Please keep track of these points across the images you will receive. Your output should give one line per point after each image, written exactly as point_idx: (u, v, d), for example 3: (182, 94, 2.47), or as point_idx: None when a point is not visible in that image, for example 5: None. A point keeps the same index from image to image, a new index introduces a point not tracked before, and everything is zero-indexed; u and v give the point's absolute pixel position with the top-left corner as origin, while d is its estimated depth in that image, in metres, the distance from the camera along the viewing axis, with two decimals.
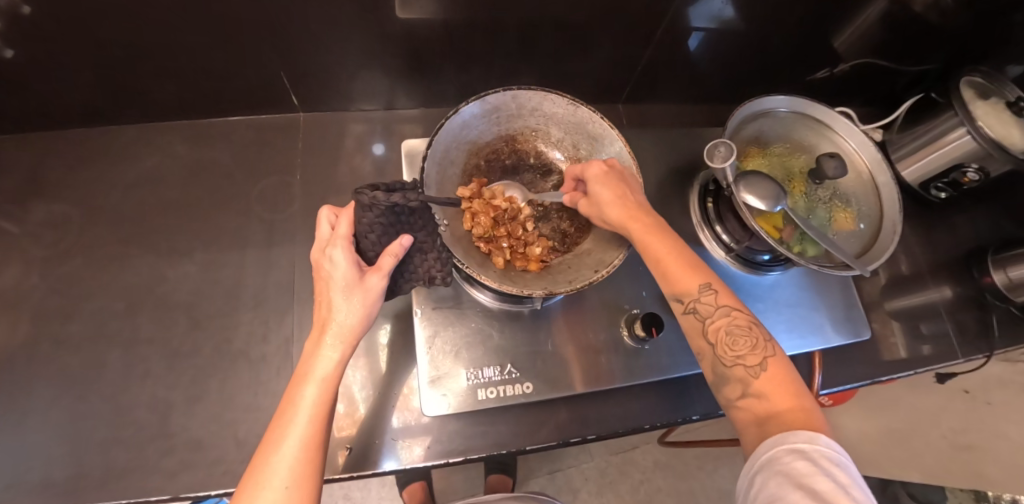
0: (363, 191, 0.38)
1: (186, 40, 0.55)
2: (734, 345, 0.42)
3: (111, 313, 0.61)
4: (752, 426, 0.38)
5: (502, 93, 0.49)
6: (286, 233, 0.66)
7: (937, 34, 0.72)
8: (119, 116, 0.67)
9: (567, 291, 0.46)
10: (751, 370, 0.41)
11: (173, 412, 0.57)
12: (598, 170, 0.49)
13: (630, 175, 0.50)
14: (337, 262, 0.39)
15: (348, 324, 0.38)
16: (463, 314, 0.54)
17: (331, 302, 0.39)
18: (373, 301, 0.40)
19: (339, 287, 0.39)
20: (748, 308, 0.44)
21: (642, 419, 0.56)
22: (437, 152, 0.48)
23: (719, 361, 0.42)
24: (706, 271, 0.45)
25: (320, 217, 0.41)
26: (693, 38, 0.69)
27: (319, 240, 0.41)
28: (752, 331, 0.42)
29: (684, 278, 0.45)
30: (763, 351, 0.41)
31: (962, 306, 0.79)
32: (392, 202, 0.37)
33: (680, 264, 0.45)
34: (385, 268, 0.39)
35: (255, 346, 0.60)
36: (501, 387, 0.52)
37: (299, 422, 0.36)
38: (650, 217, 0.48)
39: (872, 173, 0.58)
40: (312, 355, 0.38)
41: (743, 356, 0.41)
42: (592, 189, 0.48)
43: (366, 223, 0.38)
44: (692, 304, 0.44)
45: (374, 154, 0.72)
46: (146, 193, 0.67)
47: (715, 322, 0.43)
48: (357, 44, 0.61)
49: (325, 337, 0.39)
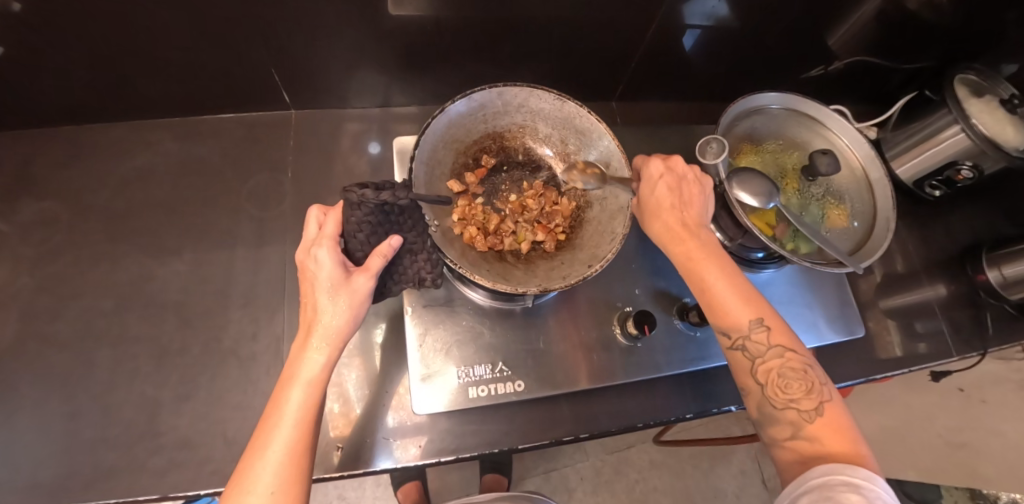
0: (351, 189, 0.37)
1: (176, 37, 0.55)
2: (787, 388, 0.41)
3: (100, 311, 0.60)
4: (797, 465, 0.38)
5: (488, 91, 0.49)
6: (277, 232, 0.66)
7: (931, 32, 0.72)
8: (108, 113, 0.66)
9: (560, 288, 0.45)
10: (804, 414, 0.40)
11: (161, 411, 0.56)
12: (660, 166, 0.50)
13: (693, 179, 0.50)
14: (323, 262, 0.38)
15: (334, 326, 0.37)
16: (454, 313, 0.53)
17: (316, 303, 0.38)
18: (360, 302, 0.39)
19: (325, 288, 0.38)
20: (801, 346, 0.43)
21: (636, 417, 0.56)
22: (424, 152, 0.48)
23: (768, 401, 0.42)
24: (760, 304, 0.45)
25: (307, 216, 0.41)
26: (687, 36, 0.69)
27: (305, 240, 0.40)
28: (808, 375, 0.42)
29: (736, 309, 0.44)
30: (819, 395, 0.41)
31: (956, 303, 0.79)
32: (381, 200, 0.37)
33: (732, 293, 0.45)
34: (373, 269, 0.38)
35: (244, 344, 0.60)
36: (491, 385, 0.51)
37: (284, 425, 0.35)
38: (698, 236, 0.48)
39: (866, 170, 0.58)
40: (298, 358, 0.37)
41: (795, 400, 0.41)
42: (649, 188, 0.50)
43: (354, 221, 0.37)
44: (741, 340, 0.44)
45: (369, 153, 0.71)
46: (134, 191, 0.66)
47: (767, 362, 0.42)
48: (350, 41, 0.60)
49: (311, 339, 0.38)
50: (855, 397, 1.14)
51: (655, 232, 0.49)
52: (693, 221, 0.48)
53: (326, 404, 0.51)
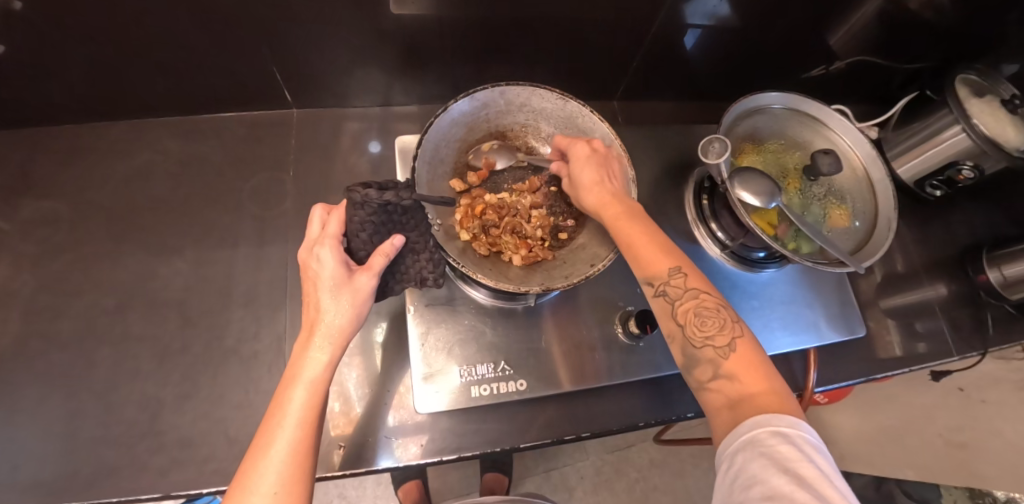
0: (355, 188, 0.37)
1: (178, 35, 0.54)
2: (703, 326, 0.40)
3: (101, 310, 0.60)
4: (726, 410, 0.36)
5: (490, 90, 0.49)
6: (278, 231, 0.66)
7: (933, 32, 0.72)
8: (109, 111, 0.66)
9: (563, 287, 0.45)
10: (721, 350, 0.38)
11: (162, 410, 0.56)
12: (584, 148, 0.49)
13: (613, 158, 0.49)
14: (326, 261, 0.38)
15: (337, 325, 0.37)
16: (456, 312, 0.53)
17: (319, 303, 0.38)
18: (363, 301, 0.39)
19: (327, 287, 0.38)
20: (718, 290, 0.42)
21: (637, 417, 0.56)
22: (427, 151, 0.48)
23: (689, 343, 0.40)
24: (675, 252, 0.44)
25: (311, 214, 0.40)
26: (689, 35, 0.69)
27: (308, 239, 0.40)
28: (720, 313, 0.40)
29: (654, 258, 0.43)
30: (731, 331, 0.39)
31: (956, 304, 0.79)
32: (385, 200, 0.37)
33: (648, 241, 0.44)
34: (376, 268, 0.39)
35: (246, 343, 0.60)
36: (493, 385, 0.51)
37: (288, 425, 0.34)
38: (625, 200, 0.47)
39: (867, 170, 0.58)
40: (300, 357, 0.37)
41: (711, 337, 0.39)
42: (576, 167, 0.48)
43: (357, 220, 0.37)
44: (662, 286, 0.42)
45: (370, 152, 0.71)
46: (135, 190, 0.66)
47: (685, 303, 0.41)
48: (352, 40, 0.60)
49: (314, 338, 0.37)
50: (855, 397, 1.14)
51: (588, 205, 0.47)
52: (620, 189, 0.48)
53: (327, 402, 0.51)
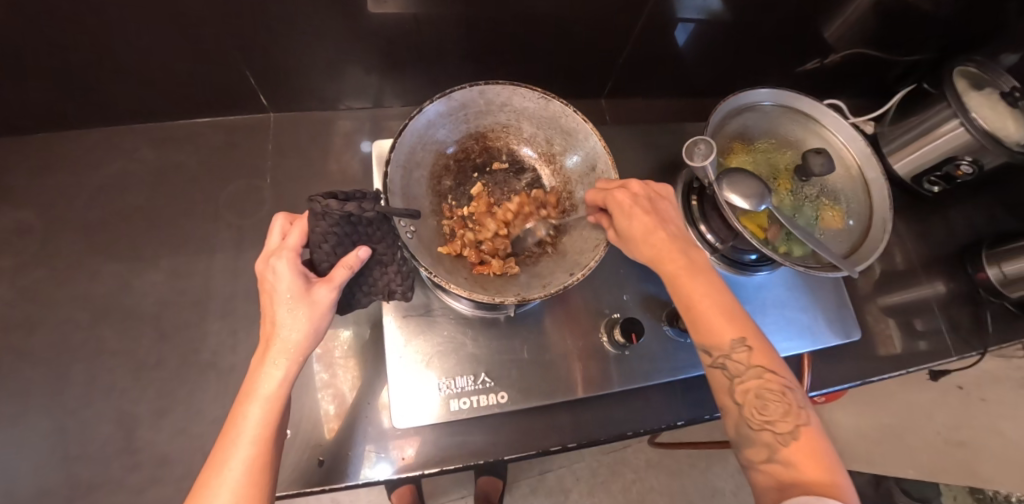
0: (317, 198, 0.35)
1: (144, 38, 0.52)
2: (765, 409, 0.39)
3: (76, 325, 0.59)
4: (774, 492, 0.36)
5: (468, 90, 0.46)
6: (257, 240, 0.64)
7: (931, 23, 0.70)
8: (80, 119, 0.64)
9: (541, 298, 0.43)
10: (781, 437, 0.37)
11: (137, 427, 0.55)
12: (626, 199, 0.44)
13: (658, 196, 0.47)
14: (282, 273, 0.35)
15: (293, 340, 0.34)
16: (434, 324, 0.51)
17: (274, 316, 0.35)
18: (322, 315, 0.35)
19: (284, 299, 0.35)
20: (782, 367, 0.41)
21: (626, 426, 0.54)
22: (402, 154, 0.45)
23: (745, 422, 0.39)
24: (741, 319, 0.41)
25: (271, 225, 0.38)
26: (678, 29, 0.67)
27: (266, 250, 0.37)
28: (786, 397, 0.39)
29: (717, 327, 0.41)
30: (796, 418, 0.38)
31: (955, 302, 0.78)
32: (347, 211, 0.34)
33: (715, 306, 0.42)
34: (337, 281, 0.35)
35: (223, 356, 0.58)
36: (474, 397, 0.49)
37: (243, 442, 0.32)
38: (688, 251, 0.44)
39: (861, 168, 0.56)
40: (256, 372, 0.34)
41: (772, 422, 0.38)
42: (621, 216, 0.44)
43: (319, 232, 0.35)
44: (720, 358, 0.40)
45: (364, 151, 0.70)
46: (109, 199, 0.64)
47: (745, 382, 0.39)
48: (328, 41, 0.58)
49: (269, 354, 0.34)
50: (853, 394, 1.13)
51: (643, 256, 0.44)
52: (678, 235, 0.44)
53: (320, 405, 0.50)
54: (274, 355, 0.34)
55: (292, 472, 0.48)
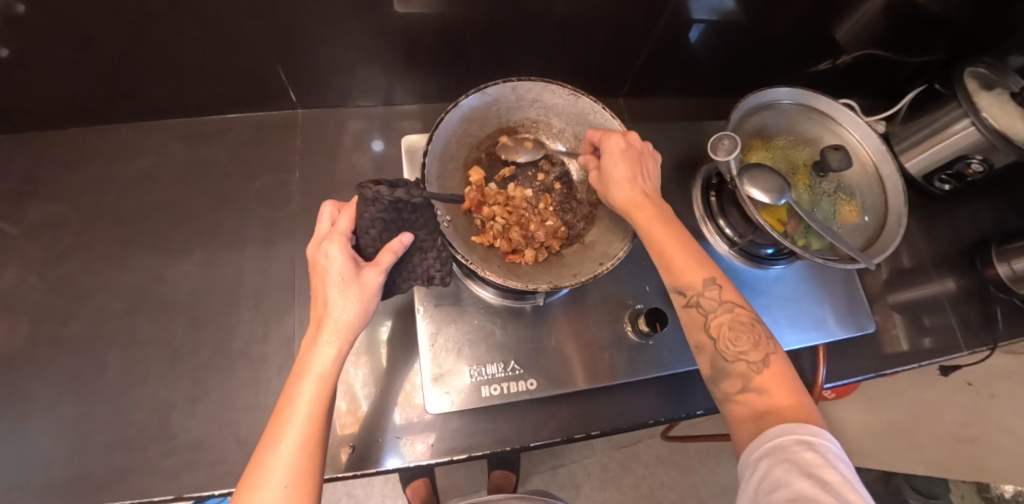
0: (366, 185, 0.36)
1: (183, 35, 0.54)
2: (736, 341, 0.40)
3: (111, 314, 0.61)
4: (752, 421, 0.36)
5: (502, 85, 0.48)
6: (285, 232, 0.66)
7: (942, 24, 0.71)
8: (114, 114, 0.66)
9: (571, 286, 0.44)
10: (753, 365, 0.39)
11: (173, 412, 0.56)
12: (619, 142, 0.47)
13: (647, 153, 0.49)
14: (333, 257, 0.37)
15: (345, 320, 0.36)
16: (463, 313, 0.52)
17: (326, 298, 0.36)
18: (370, 297, 0.37)
19: (335, 282, 0.36)
20: (750, 305, 0.43)
21: (648, 415, 0.56)
22: (438, 146, 0.47)
23: (720, 355, 0.41)
24: (710, 264, 0.44)
25: (320, 212, 0.39)
26: (695, 30, 0.69)
27: (316, 235, 0.39)
28: (754, 329, 0.41)
29: (691, 268, 0.43)
30: (765, 348, 0.40)
31: (965, 298, 0.79)
32: (396, 197, 0.35)
33: (683, 251, 0.44)
34: (384, 265, 0.37)
35: (254, 345, 0.60)
36: (504, 384, 0.51)
37: (297, 419, 0.34)
38: (657, 203, 0.47)
39: (876, 165, 0.57)
40: (309, 351, 0.36)
41: (744, 352, 0.40)
42: (609, 160, 0.47)
43: (367, 217, 0.36)
44: (695, 297, 0.42)
45: (373, 150, 0.71)
46: (142, 192, 0.66)
47: (719, 317, 0.41)
48: (356, 39, 0.60)
49: (321, 334, 0.36)
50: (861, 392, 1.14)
51: (618, 200, 0.46)
52: (652, 191, 0.47)
53: (334, 402, 0.51)
54: (327, 334, 0.36)
55: (327, 457, 0.50)
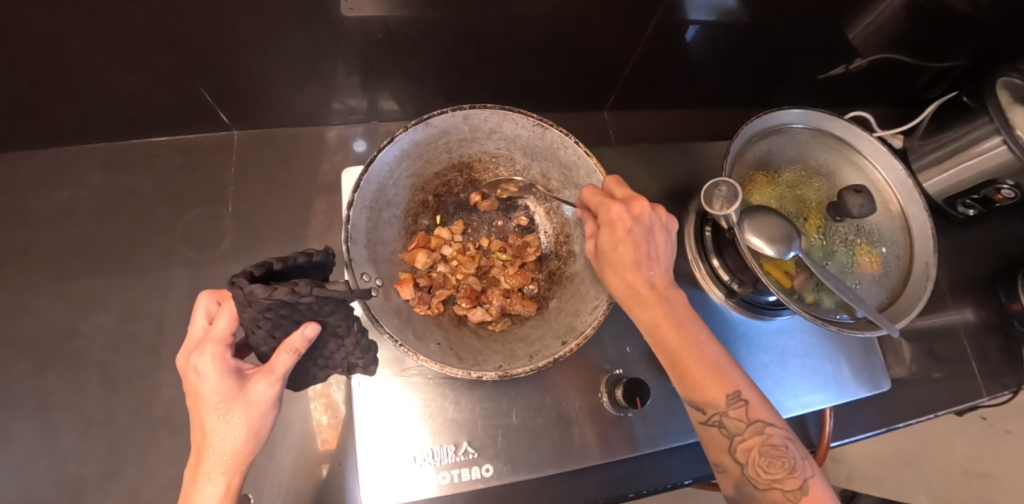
0: (238, 280, 0.27)
1: (69, 52, 0.45)
2: (768, 467, 0.34)
3: (14, 376, 0.52)
4: None
5: (450, 115, 0.39)
6: (218, 274, 0.57)
7: (971, 26, 0.62)
8: (17, 141, 0.57)
9: (526, 371, 0.36)
10: (789, 495, 0.33)
11: (84, 493, 0.49)
12: (622, 215, 0.36)
13: (658, 226, 0.38)
14: (206, 374, 0.29)
15: (230, 453, 0.29)
16: (410, 385, 0.45)
17: (204, 424, 0.29)
18: (262, 415, 0.30)
19: (212, 406, 0.29)
20: (780, 415, 0.36)
21: (627, 486, 0.48)
22: (368, 193, 0.38)
23: (747, 480, 0.35)
24: (732, 371, 0.36)
25: (195, 306, 0.32)
26: (689, 32, 0.59)
27: (189, 340, 0.31)
28: (788, 451, 0.34)
29: (709, 382, 0.35)
30: (802, 471, 0.33)
31: (984, 331, 0.72)
32: (277, 297, 0.26)
33: (699, 358, 0.36)
34: (277, 374, 0.29)
35: (179, 411, 0.52)
36: (455, 471, 0.43)
37: None
38: (668, 298, 0.37)
39: (902, 205, 0.48)
40: (190, 489, 0.30)
41: (779, 480, 0.33)
42: (608, 238, 0.37)
43: (247, 321, 0.28)
44: (716, 416, 0.35)
45: (355, 150, 0.66)
46: (55, 231, 0.58)
47: (746, 440, 0.34)
48: (288, 53, 0.51)
49: (203, 468, 0.30)
50: None
51: (617, 294, 0.37)
52: (660, 280, 0.38)
53: (314, 415, 0.49)
54: (208, 470, 0.30)
55: (295, 480, 0.47)
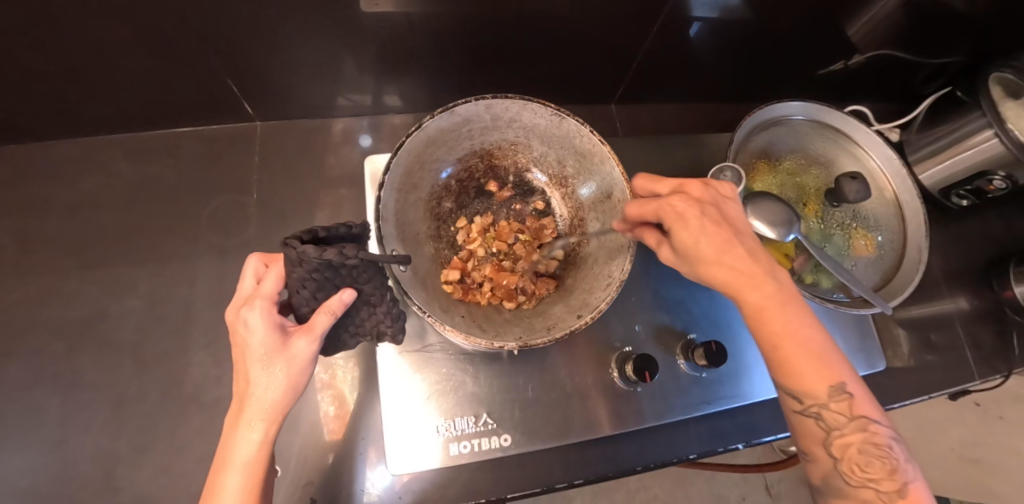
0: (291, 242, 0.30)
1: (109, 44, 0.47)
2: (867, 465, 0.34)
3: (49, 355, 0.55)
4: None
5: (474, 103, 0.41)
6: (242, 258, 0.60)
7: (966, 24, 0.65)
8: (50, 131, 0.59)
9: (544, 343, 0.38)
10: (886, 496, 0.33)
11: (118, 465, 0.51)
12: (685, 206, 0.37)
13: (722, 200, 0.39)
14: (254, 326, 0.32)
15: (270, 401, 0.31)
16: (431, 360, 0.47)
17: (247, 374, 0.31)
18: (302, 369, 0.32)
19: (257, 356, 0.31)
20: (880, 414, 0.36)
21: (636, 461, 0.51)
22: (397, 176, 0.40)
23: (840, 474, 0.35)
24: (840, 365, 0.36)
25: (245, 267, 0.35)
26: (694, 29, 0.62)
27: (238, 297, 0.34)
28: (891, 453, 0.34)
29: (811, 375, 0.35)
30: (902, 475, 0.33)
31: (978, 318, 0.74)
32: (326, 259, 0.29)
33: (802, 347, 0.35)
34: (318, 330, 0.32)
35: (207, 388, 0.55)
36: (475, 440, 0.46)
37: None
38: (776, 278, 0.37)
39: (896, 192, 0.51)
40: (229, 438, 0.31)
41: (875, 479, 0.34)
42: (687, 233, 0.36)
43: (295, 278, 0.30)
44: (815, 408, 0.35)
45: (361, 146, 0.67)
46: (85, 218, 0.60)
47: (847, 435, 0.35)
48: (312, 47, 0.53)
49: (243, 417, 0.31)
50: None
51: (710, 276, 0.37)
52: (761, 259, 0.38)
53: (321, 406, 0.50)
54: (249, 418, 0.31)
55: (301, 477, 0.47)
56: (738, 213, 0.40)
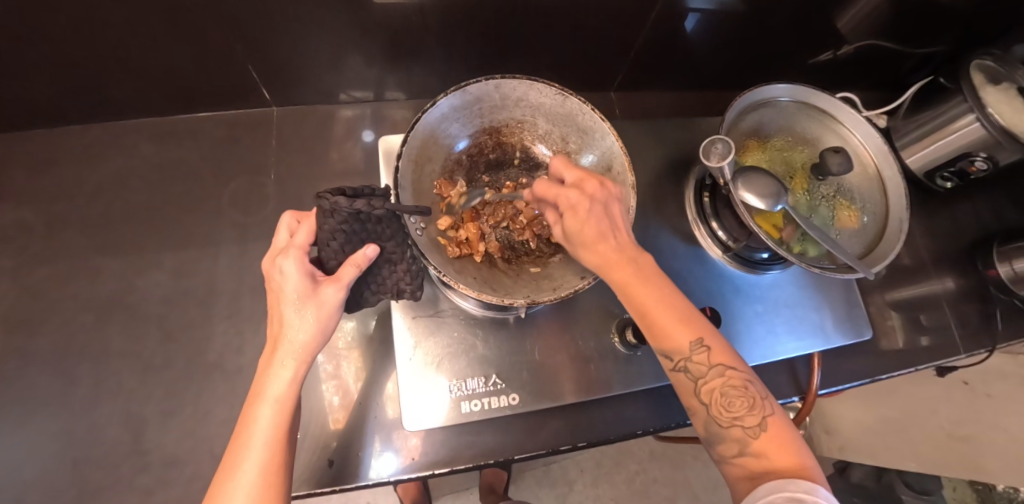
0: (325, 195, 0.34)
1: (140, 31, 0.50)
2: (731, 406, 0.38)
3: (78, 325, 0.58)
4: (748, 485, 0.36)
5: (484, 83, 0.45)
6: (260, 236, 0.63)
7: (949, 14, 0.68)
8: (79, 115, 0.62)
9: (550, 301, 0.42)
10: (750, 430, 0.37)
11: (146, 428, 0.54)
12: (579, 199, 0.39)
13: (610, 198, 0.41)
14: (288, 273, 0.36)
15: (302, 341, 0.35)
16: (443, 325, 0.50)
17: (282, 317, 0.35)
18: (329, 315, 0.36)
19: (291, 299, 0.35)
20: (742, 361, 0.40)
21: (635, 425, 0.54)
22: (413, 150, 0.44)
23: (714, 419, 0.39)
24: (698, 321, 0.40)
25: (280, 222, 0.39)
26: (690, 19, 0.65)
27: (274, 248, 0.38)
28: (748, 390, 0.38)
29: (676, 332, 0.39)
30: (762, 410, 0.38)
31: (964, 297, 0.77)
32: (355, 208, 0.34)
33: (669, 315, 0.39)
34: (345, 280, 0.36)
35: (229, 357, 0.58)
36: (485, 399, 0.49)
37: (255, 444, 0.33)
38: (637, 258, 0.40)
39: (878, 168, 0.54)
40: (265, 375, 0.35)
41: (740, 417, 0.38)
42: (573, 220, 0.39)
43: (327, 229, 0.34)
44: (682, 362, 0.39)
45: (363, 141, 0.69)
46: (111, 197, 0.63)
47: (709, 382, 0.39)
48: (329, 35, 0.56)
49: (278, 356, 0.35)
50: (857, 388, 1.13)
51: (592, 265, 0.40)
52: (627, 242, 0.40)
53: (325, 396, 0.50)
54: (282, 356, 0.35)
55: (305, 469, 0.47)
56: (620, 211, 0.41)
